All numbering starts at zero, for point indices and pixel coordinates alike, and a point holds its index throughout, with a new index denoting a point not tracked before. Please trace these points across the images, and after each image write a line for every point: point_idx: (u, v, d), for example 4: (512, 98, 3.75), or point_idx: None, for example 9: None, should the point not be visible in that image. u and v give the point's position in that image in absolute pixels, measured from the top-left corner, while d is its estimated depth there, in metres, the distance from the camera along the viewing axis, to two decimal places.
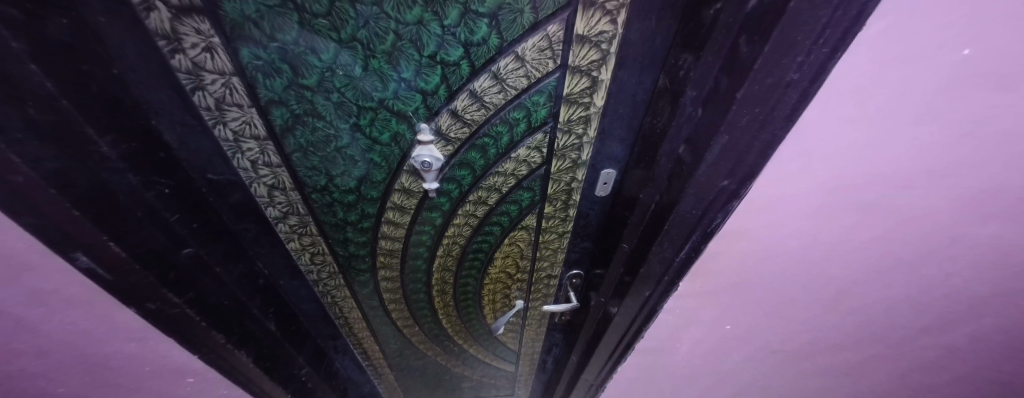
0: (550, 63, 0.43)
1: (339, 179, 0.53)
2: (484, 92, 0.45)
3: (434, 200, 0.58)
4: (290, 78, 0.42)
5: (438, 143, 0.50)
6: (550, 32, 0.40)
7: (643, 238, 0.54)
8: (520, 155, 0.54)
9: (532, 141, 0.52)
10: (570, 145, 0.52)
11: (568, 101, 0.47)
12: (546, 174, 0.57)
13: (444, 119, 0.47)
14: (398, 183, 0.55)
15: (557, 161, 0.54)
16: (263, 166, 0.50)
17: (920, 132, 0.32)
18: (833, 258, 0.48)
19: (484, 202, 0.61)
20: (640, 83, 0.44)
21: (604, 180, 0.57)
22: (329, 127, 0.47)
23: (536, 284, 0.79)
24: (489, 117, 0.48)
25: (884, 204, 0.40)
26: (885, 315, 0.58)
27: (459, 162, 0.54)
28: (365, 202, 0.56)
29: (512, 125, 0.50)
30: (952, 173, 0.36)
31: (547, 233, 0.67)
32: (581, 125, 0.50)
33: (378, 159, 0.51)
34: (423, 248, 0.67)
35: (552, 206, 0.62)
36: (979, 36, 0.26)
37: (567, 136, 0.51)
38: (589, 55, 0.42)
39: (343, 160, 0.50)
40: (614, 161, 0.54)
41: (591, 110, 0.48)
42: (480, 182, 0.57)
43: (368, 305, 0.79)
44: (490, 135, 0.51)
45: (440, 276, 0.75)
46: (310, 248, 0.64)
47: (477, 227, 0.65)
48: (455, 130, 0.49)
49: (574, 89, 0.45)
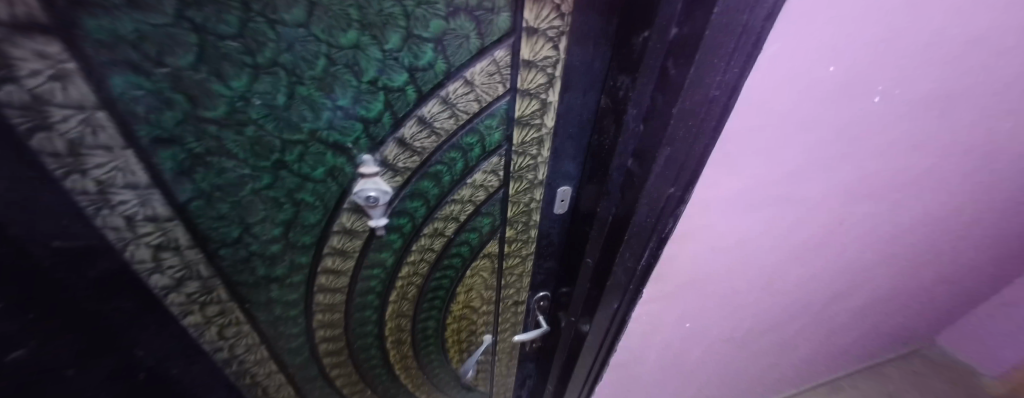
0: (500, 87, 0.43)
1: (257, 228, 0.43)
2: (435, 118, 0.43)
3: (383, 238, 0.51)
4: (185, 110, 0.33)
5: (383, 175, 0.45)
6: (497, 57, 0.40)
7: (606, 250, 0.55)
8: (477, 180, 0.52)
9: (488, 165, 0.51)
10: (527, 165, 0.52)
11: (521, 123, 0.47)
12: (506, 198, 0.55)
13: (392, 148, 0.43)
14: (338, 223, 0.46)
15: (515, 183, 0.53)
16: (145, 222, 0.38)
17: (811, 132, 0.39)
18: (764, 245, 0.54)
19: (441, 234, 0.56)
20: (584, 103, 0.47)
21: (562, 197, 0.58)
22: (242, 166, 0.38)
23: (504, 314, 0.75)
24: (441, 143, 0.46)
25: (793, 193, 0.47)
26: (804, 289, 0.68)
27: (410, 193, 0.48)
28: (295, 251, 0.47)
29: (466, 150, 0.48)
30: (833, 165, 0.44)
31: (512, 258, 0.64)
32: (535, 146, 0.50)
33: (311, 198, 0.43)
34: (372, 296, 0.58)
35: (513, 229, 0.60)
36: (838, 57, 0.33)
37: (523, 157, 0.51)
38: (536, 79, 0.43)
39: (263, 204, 0.41)
40: (570, 178, 0.55)
41: (543, 131, 0.49)
42: (437, 213, 0.53)
43: (304, 378, 0.65)
44: (443, 162, 0.48)
45: (396, 324, 0.65)
46: (217, 320, 0.49)
47: (435, 262, 0.59)
48: (404, 160, 0.45)
49: (526, 111, 0.46)
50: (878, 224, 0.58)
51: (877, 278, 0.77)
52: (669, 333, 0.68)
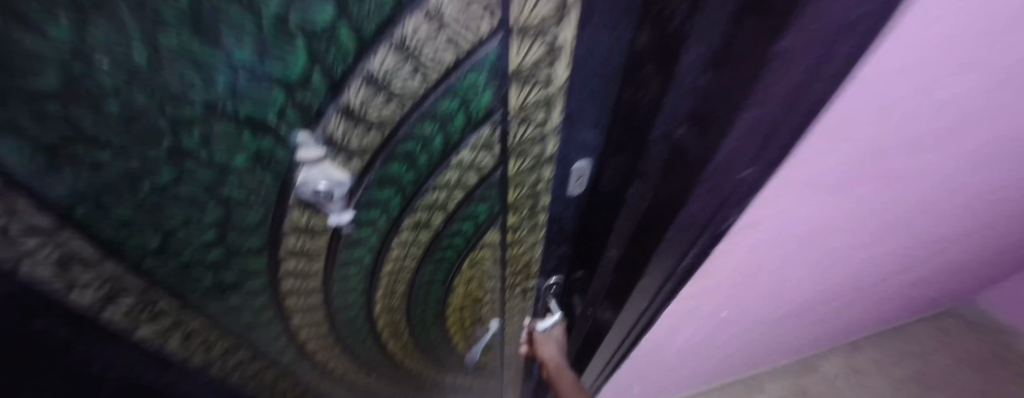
0: (487, 22, 0.27)
1: (183, 233, 0.34)
2: (394, 74, 0.29)
3: (353, 234, 0.41)
4: (19, 98, 0.18)
5: (336, 161, 0.33)
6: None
7: (638, 239, 0.45)
8: (464, 159, 0.40)
9: (478, 139, 0.38)
10: (530, 137, 0.38)
11: (524, 78, 0.32)
12: (505, 179, 0.43)
13: (340, 121, 0.30)
14: (287, 219, 0.36)
15: (516, 160, 0.40)
16: (35, 248, 0.25)
17: (896, 87, 0.29)
18: (798, 224, 0.47)
19: (427, 225, 0.46)
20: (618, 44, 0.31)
21: (578, 175, 0.45)
22: (121, 160, 0.26)
23: (510, 302, 0.67)
24: (409, 110, 0.33)
25: (837, 166, 0.39)
26: (834, 245, 0.61)
27: (380, 179, 0.37)
28: (245, 255, 0.39)
29: (445, 117, 0.35)
30: (932, 102, 0.33)
31: (517, 247, 0.54)
32: (543, 109, 0.35)
33: (241, 194, 0.33)
34: (355, 295, 0.51)
35: (516, 215, 0.48)
36: None
37: (524, 126, 0.36)
38: (539, 6, 0.26)
39: (179, 205, 0.31)
40: (587, 152, 0.42)
41: (556, 87, 0.33)
42: (419, 200, 0.42)
43: (299, 370, 0.62)
44: (415, 137, 0.35)
45: (388, 318, 0.60)
46: (178, 328, 0.42)
47: (424, 257, 0.52)
48: (364, 138, 0.33)
49: (535, 58, 0.30)
50: (941, 168, 0.48)
51: (912, 224, 0.69)
52: (688, 302, 0.63)
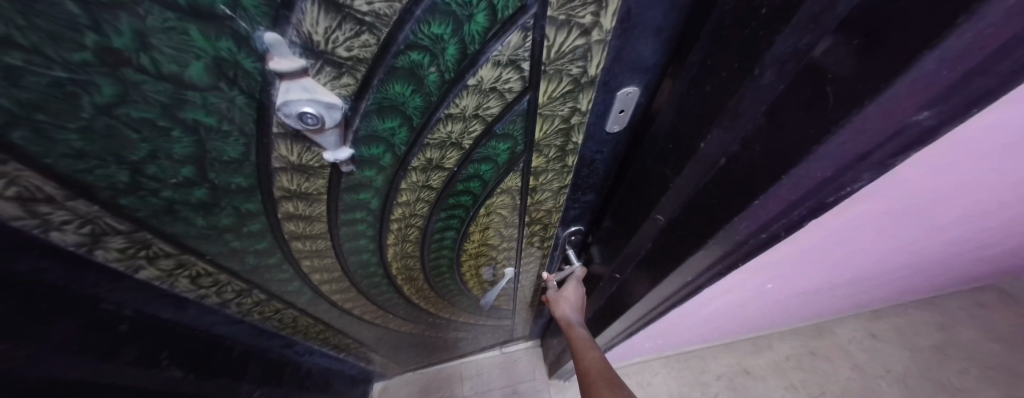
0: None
1: (153, 168, 0.28)
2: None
3: (357, 174, 0.36)
4: None
5: (318, 78, 0.25)
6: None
7: (702, 211, 0.36)
8: (485, 80, 0.30)
9: (504, 51, 0.28)
10: (572, 50, 0.29)
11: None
12: (532, 110, 0.35)
13: (316, 14, 0.21)
14: (275, 155, 0.30)
15: (549, 84, 0.32)
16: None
17: None
18: (887, 213, 0.39)
19: (440, 167, 0.40)
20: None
21: (621, 106, 0.37)
22: (31, 63, 0.19)
23: (529, 250, 0.64)
24: (409, 4, 0.22)
25: (983, 153, 0.29)
26: (956, 222, 0.49)
27: (379, 105, 0.30)
28: (236, 196, 0.33)
29: (461, 19, 0.25)
30: None
31: (540, 192, 0.48)
32: (594, 4, 0.25)
33: (211, 119, 0.26)
34: (365, 240, 0.48)
35: (542, 156, 0.42)
36: None
37: (564, 32, 0.27)
38: None
39: (136, 131, 0.25)
40: (639, 71, 0.33)
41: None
42: (430, 136, 0.35)
43: (318, 309, 0.63)
44: (421, 44, 0.26)
45: (402, 265, 0.58)
46: (182, 272, 0.40)
47: (437, 201, 0.46)
48: (354, 45, 0.24)
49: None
50: None
51: None
52: (742, 273, 0.56)
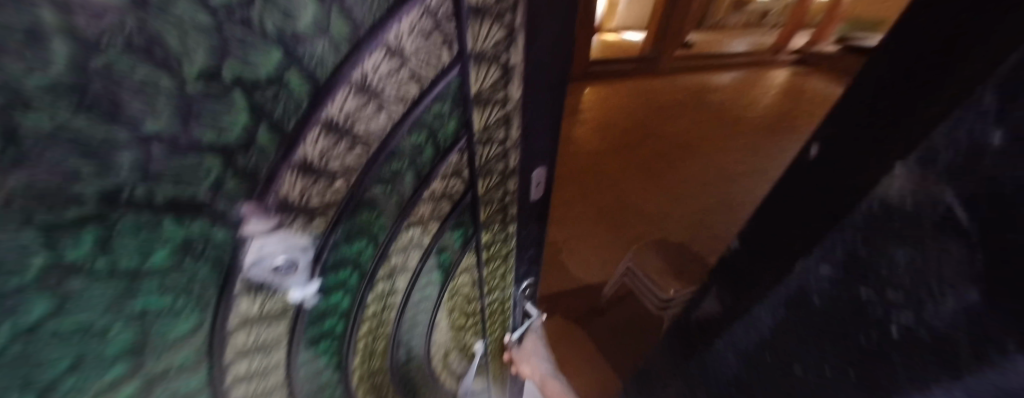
0: (443, 53, 0.33)
1: (69, 387, 0.23)
2: (353, 118, 0.30)
3: (320, 306, 0.38)
4: None
5: (292, 228, 0.30)
6: (433, 7, 0.29)
7: None
8: (438, 188, 0.45)
9: (450, 166, 0.44)
10: (495, 154, 0.46)
11: (483, 99, 0.39)
12: (477, 199, 0.49)
13: (295, 179, 0.28)
14: (235, 313, 0.30)
15: (485, 179, 0.48)
16: None
17: None
18: None
19: (403, 269, 0.48)
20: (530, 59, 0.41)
21: (535, 181, 0.55)
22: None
23: (493, 316, 0.73)
24: (374, 152, 0.34)
25: None
26: None
27: (351, 233, 0.37)
28: (178, 374, 0.29)
29: (411, 153, 0.38)
30: None
31: (492, 261, 0.61)
32: (502, 125, 0.44)
33: (165, 300, 0.25)
34: (330, 373, 0.45)
35: (489, 231, 0.56)
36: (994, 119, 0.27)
37: (489, 145, 0.45)
38: (491, 36, 0.35)
39: (61, 347, 0.21)
40: (532, 159, 0.52)
41: (507, 105, 0.43)
42: (393, 245, 0.44)
43: None
44: (386, 179, 0.37)
45: (372, 385, 0.55)
46: None
47: (407, 301, 0.52)
48: (326, 193, 0.32)
49: (489, 80, 0.38)
50: None
51: None
52: None
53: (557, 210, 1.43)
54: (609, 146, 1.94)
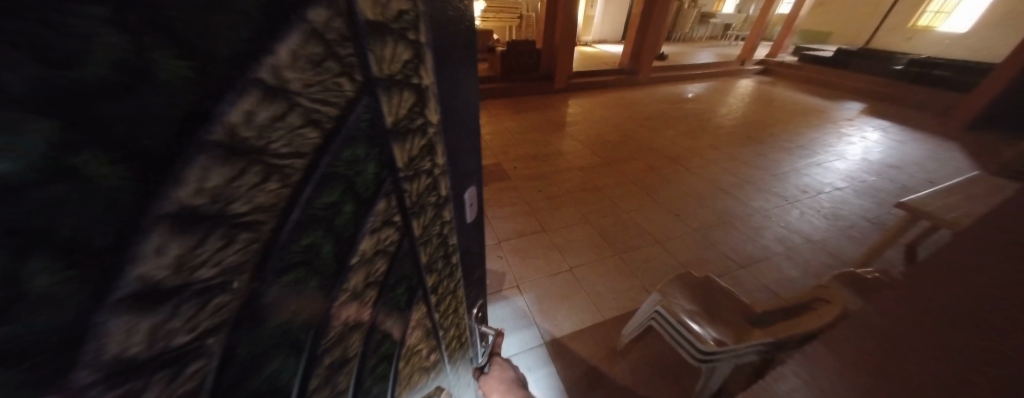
0: (345, 82, 0.20)
1: None
2: (230, 195, 0.16)
3: None
4: None
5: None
6: (321, 25, 0.17)
7: None
8: (365, 254, 0.28)
9: (377, 220, 0.28)
10: (426, 187, 0.33)
11: (407, 127, 0.27)
12: (417, 254, 0.36)
13: (132, 323, 0.14)
14: None
15: (419, 219, 0.34)
16: None
17: None
18: None
19: (345, 363, 0.32)
20: (454, 79, 0.31)
21: (472, 201, 0.43)
22: None
23: (457, 359, 0.60)
24: (274, 237, 0.19)
25: None
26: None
27: (248, 363, 0.22)
28: None
29: (330, 220, 0.23)
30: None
31: (442, 301, 0.46)
32: (429, 156, 0.31)
33: None
34: None
35: (436, 275, 0.42)
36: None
37: (418, 180, 0.31)
38: (398, 58, 0.23)
39: None
40: (469, 177, 0.41)
41: (433, 133, 0.31)
42: (322, 347, 0.28)
43: None
44: (293, 270, 0.22)
45: None
46: None
47: None
48: (205, 317, 0.17)
49: (409, 105, 0.26)
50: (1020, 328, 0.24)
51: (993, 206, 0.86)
52: None
53: (551, 235, 1.30)
54: (598, 162, 1.88)
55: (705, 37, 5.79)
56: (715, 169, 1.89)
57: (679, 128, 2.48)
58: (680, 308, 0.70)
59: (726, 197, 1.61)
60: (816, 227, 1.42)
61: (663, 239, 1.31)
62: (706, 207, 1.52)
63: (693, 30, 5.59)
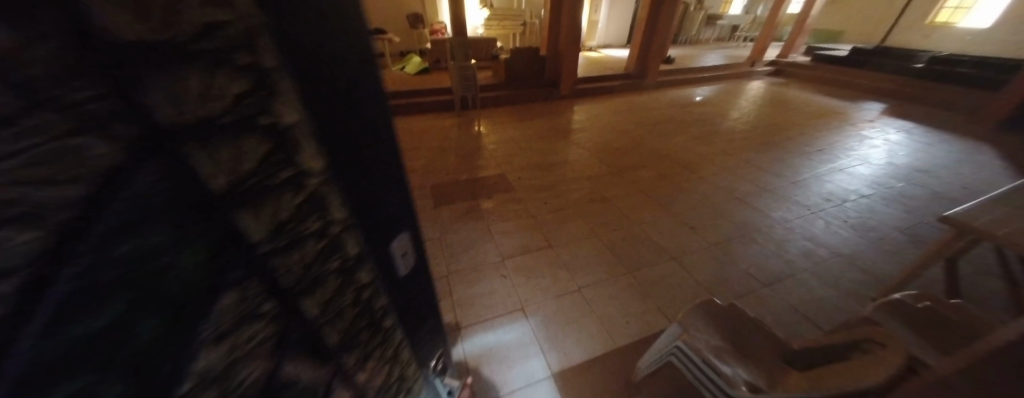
0: (104, 143, 0.14)
1: None
2: None
3: None
4: None
5: None
6: (33, 67, 0.11)
7: None
8: (225, 349, 0.23)
9: (234, 304, 0.23)
10: (320, 252, 0.28)
11: (257, 187, 0.22)
12: (310, 324, 0.30)
13: None
14: None
15: (320, 287, 0.30)
16: None
17: None
18: None
19: None
20: (337, 116, 0.26)
21: (402, 252, 0.39)
22: None
23: None
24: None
25: None
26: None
27: None
28: None
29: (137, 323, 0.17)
30: None
31: (378, 374, 0.42)
32: (316, 215, 0.27)
33: None
34: None
35: (357, 344, 0.37)
36: None
37: (301, 246, 0.26)
38: (225, 92, 0.19)
39: None
40: (394, 226, 0.37)
41: (316, 186, 0.26)
42: None
43: None
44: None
45: None
46: None
47: None
48: None
49: (253, 161, 0.21)
50: None
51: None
52: None
53: (558, 251, 1.23)
54: (606, 171, 1.81)
55: (713, 38, 5.68)
56: (733, 176, 1.80)
57: (690, 134, 2.39)
58: (704, 343, 0.62)
59: (745, 207, 1.52)
60: (844, 239, 1.32)
61: (679, 255, 1.23)
62: (724, 219, 1.43)
63: (699, 33, 5.52)
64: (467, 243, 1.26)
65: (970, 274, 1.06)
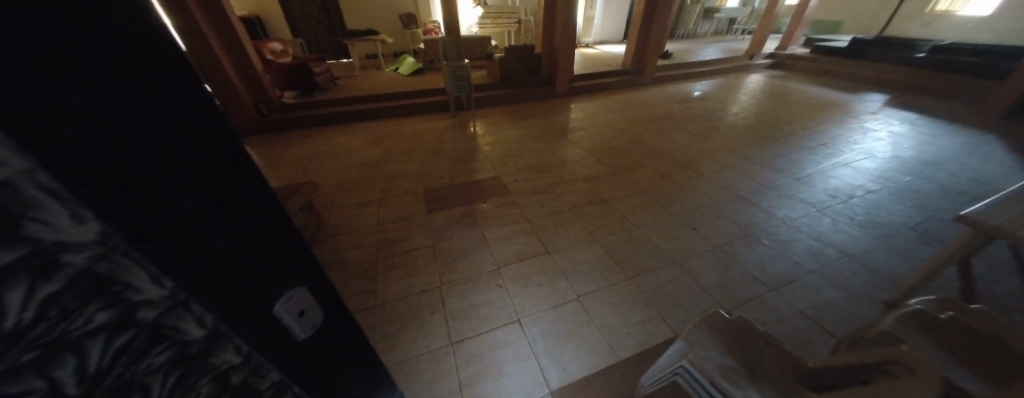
0: None
1: None
2: None
3: None
4: None
5: None
6: None
7: None
8: None
9: None
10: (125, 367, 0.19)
11: (47, 343, 0.15)
12: None
13: None
14: None
15: None
16: None
17: None
18: None
19: None
20: (106, 156, 0.17)
21: (295, 313, 0.31)
22: None
23: None
24: None
25: None
26: None
27: None
28: None
29: None
30: None
31: None
32: (98, 316, 0.17)
33: None
34: None
35: None
36: None
37: (79, 371, 0.17)
38: None
39: None
40: (275, 280, 0.29)
41: (89, 268, 0.16)
42: None
43: None
44: None
45: None
46: None
47: None
48: None
49: (21, 317, 0.14)
50: None
51: None
52: None
53: (557, 256, 1.19)
54: (604, 170, 1.76)
55: (711, 32, 5.63)
56: (734, 174, 1.75)
57: (689, 130, 2.34)
58: (712, 363, 0.56)
59: (748, 206, 1.47)
60: (853, 237, 1.27)
61: (682, 258, 1.18)
62: (727, 219, 1.38)
63: (697, 27, 5.45)
64: (461, 252, 1.21)
65: (987, 272, 1.01)
